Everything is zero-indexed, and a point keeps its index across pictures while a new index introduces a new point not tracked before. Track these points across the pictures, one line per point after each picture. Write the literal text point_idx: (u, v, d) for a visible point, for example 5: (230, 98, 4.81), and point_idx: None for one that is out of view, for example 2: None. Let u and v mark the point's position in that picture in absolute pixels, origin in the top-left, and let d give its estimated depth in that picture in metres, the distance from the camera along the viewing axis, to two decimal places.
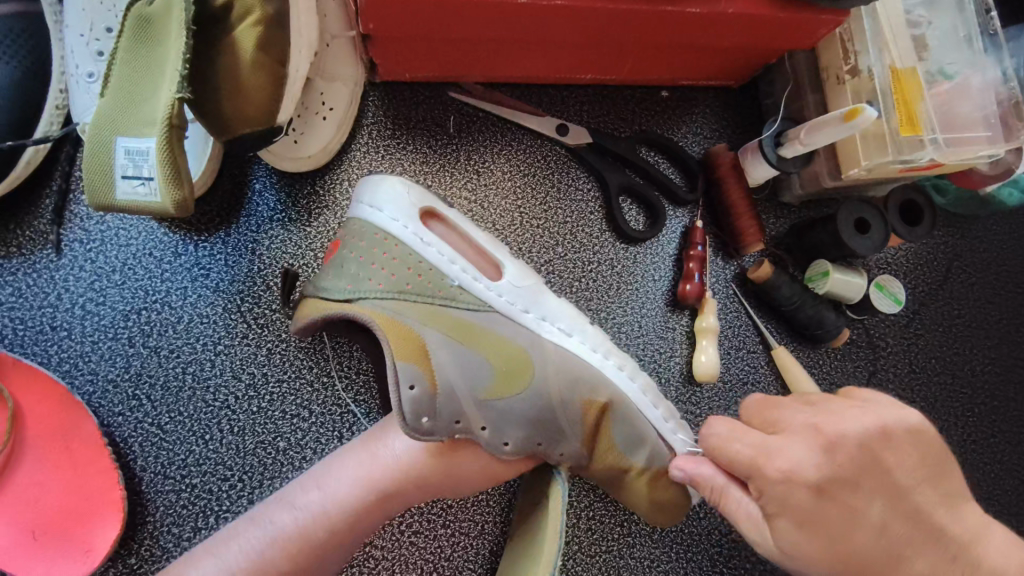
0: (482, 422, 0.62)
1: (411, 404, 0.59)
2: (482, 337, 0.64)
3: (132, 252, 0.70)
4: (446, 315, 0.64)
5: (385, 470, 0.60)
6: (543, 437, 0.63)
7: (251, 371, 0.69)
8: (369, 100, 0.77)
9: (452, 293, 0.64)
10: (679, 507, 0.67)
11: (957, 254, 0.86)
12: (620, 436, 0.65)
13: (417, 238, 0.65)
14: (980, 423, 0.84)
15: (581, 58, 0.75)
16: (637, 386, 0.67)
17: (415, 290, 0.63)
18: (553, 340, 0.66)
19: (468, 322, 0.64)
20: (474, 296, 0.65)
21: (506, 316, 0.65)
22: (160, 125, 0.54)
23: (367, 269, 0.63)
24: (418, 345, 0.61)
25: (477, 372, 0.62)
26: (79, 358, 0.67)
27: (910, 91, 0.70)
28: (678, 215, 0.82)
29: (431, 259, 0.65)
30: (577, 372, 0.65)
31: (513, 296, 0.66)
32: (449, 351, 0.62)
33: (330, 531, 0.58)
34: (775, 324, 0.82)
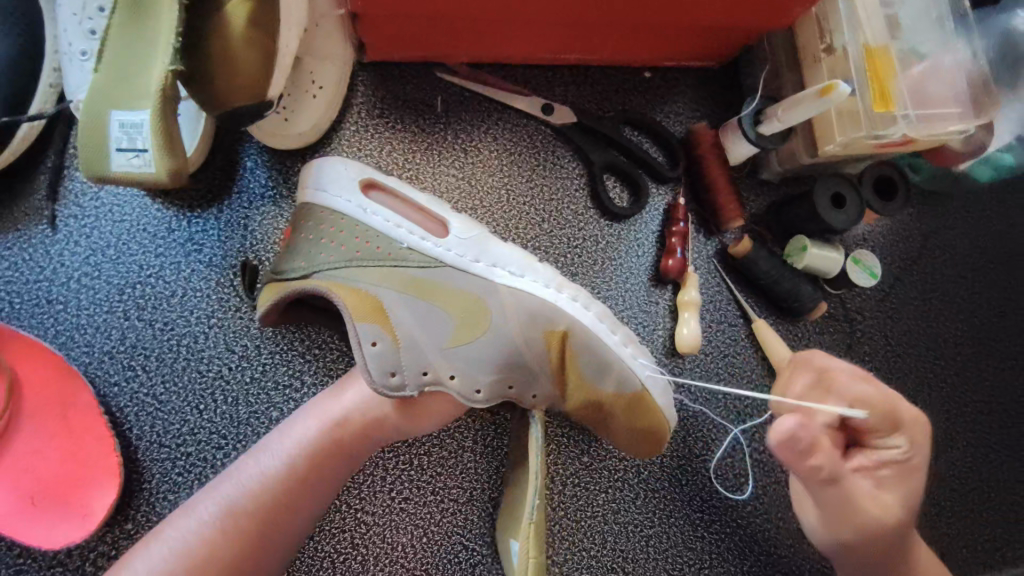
0: (450, 371, 0.65)
1: (375, 359, 0.62)
2: (440, 293, 0.65)
3: (126, 227, 0.71)
4: (400, 275, 0.65)
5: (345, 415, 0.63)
6: (516, 380, 0.66)
7: (244, 344, 0.71)
8: (358, 81, 0.79)
9: (401, 255, 0.66)
10: (659, 436, 0.70)
11: (932, 230, 0.89)
12: (587, 367, 0.67)
13: (361, 209, 0.67)
14: (953, 393, 0.87)
15: (565, 37, 0.77)
16: (592, 314, 0.68)
17: (363, 255, 0.65)
18: (505, 283, 0.66)
19: (421, 279, 0.65)
20: (423, 254, 0.66)
21: (457, 267, 0.66)
22: (153, 96, 0.56)
23: (318, 245, 0.65)
24: (376, 305, 0.63)
25: (438, 326, 0.65)
26: (75, 330, 0.69)
27: (883, 69, 0.72)
28: (661, 192, 0.84)
29: (378, 227, 0.67)
30: (534, 309, 0.66)
31: (462, 249, 0.67)
32: (407, 307, 0.64)
33: (299, 471, 0.60)
34: (755, 299, 0.84)
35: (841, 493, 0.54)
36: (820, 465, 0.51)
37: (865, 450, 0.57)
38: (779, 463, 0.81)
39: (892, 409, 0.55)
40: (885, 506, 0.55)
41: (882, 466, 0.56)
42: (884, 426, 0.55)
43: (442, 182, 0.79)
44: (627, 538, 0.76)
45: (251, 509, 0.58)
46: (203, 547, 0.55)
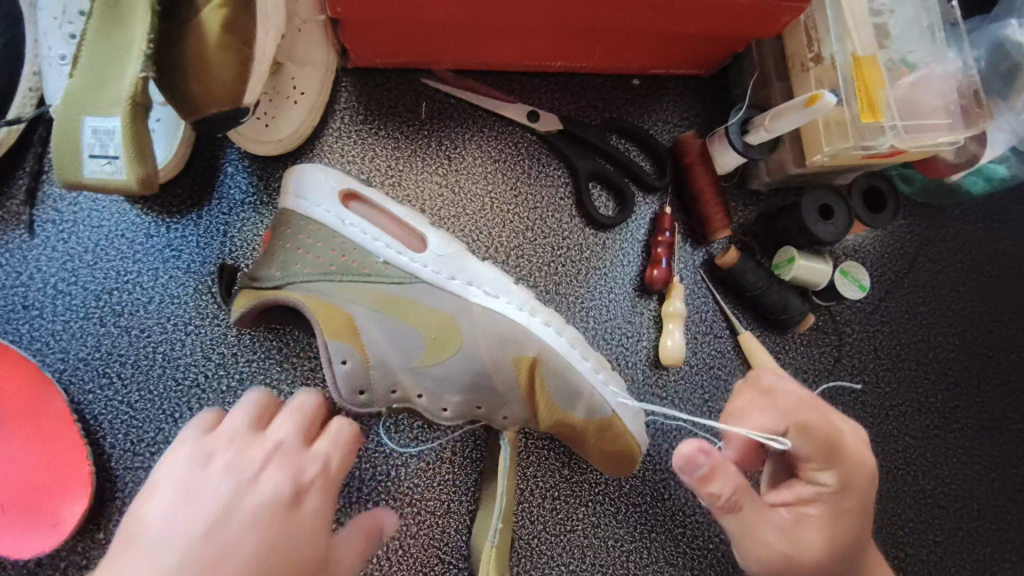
0: (419, 390, 0.65)
1: (344, 378, 0.63)
2: (413, 309, 0.65)
3: (104, 233, 0.71)
4: (373, 291, 0.64)
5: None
6: (482, 402, 0.66)
7: (221, 352, 0.70)
8: (342, 86, 0.78)
9: (377, 269, 0.65)
10: (629, 459, 0.69)
11: (924, 242, 0.88)
12: (557, 393, 0.66)
13: (339, 220, 0.66)
14: (943, 408, 0.85)
15: (551, 45, 0.76)
16: (564, 340, 0.67)
17: (337, 269, 0.64)
18: (480, 302, 0.66)
19: (396, 295, 0.65)
20: (399, 269, 0.66)
21: (432, 284, 0.66)
22: (124, 104, 0.55)
23: (294, 255, 0.64)
24: (347, 322, 0.63)
25: (409, 343, 0.64)
26: (51, 336, 0.68)
27: (871, 79, 0.71)
28: (647, 202, 0.83)
29: (354, 239, 0.66)
30: (505, 332, 0.65)
31: (437, 266, 0.67)
32: (378, 325, 0.64)
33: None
34: (742, 310, 0.83)
35: (752, 520, 0.55)
36: (719, 491, 0.53)
37: (795, 485, 0.58)
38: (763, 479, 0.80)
39: (829, 443, 0.56)
40: (802, 542, 0.56)
41: (806, 503, 0.57)
42: (817, 458, 0.57)
43: (425, 191, 0.79)
44: (606, 553, 0.75)
45: None
46: None
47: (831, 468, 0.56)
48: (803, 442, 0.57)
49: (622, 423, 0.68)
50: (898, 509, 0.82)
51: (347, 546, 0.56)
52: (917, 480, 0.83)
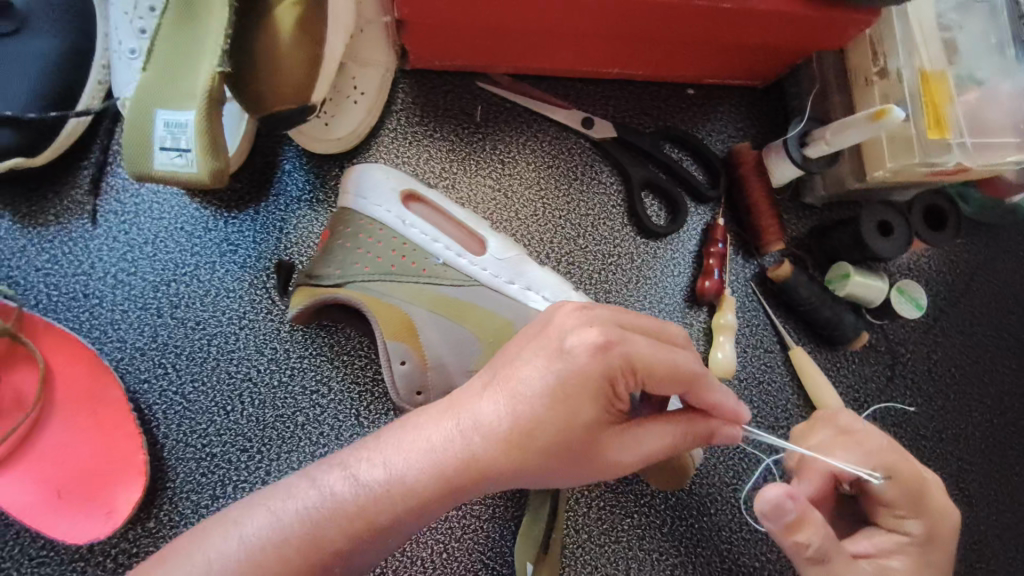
0: None
1: (403, 379, 0.63)
2: (471, 313, 0.65)
3: (164, 225, 0.72)
4: (431, 293, 0.65)
5: (382, 488, 0.47)
6: None
7: (274, 347, 0.70)
8: (399, 87, 0.78)
9: (436, 271, 0.66)
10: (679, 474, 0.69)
11: (981, 262, 0.86)
12: None
13: (399, 220, 0.67)
14: (998, 434, 0.83)
15: (610, 51, 0.76)
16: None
17: (398, 270, 0.65)
18: (537, 308, 0.66)
19: (453, 298, 0.65)
20: (458, 272, 0.66)
21: (490, 288, 0.66)
22: (200, 98, 0.56)
23: (353, 254, 0.65)
24: (406, 323, 0.63)
25: (465, 348, 0.65)
26: (109, 325, 0.69)
27: (938, 94, 0.69)
28: (699, 212, 0.82)
29: (415, 240, 0.66)
30: None
31: (497, 269, 0.67)
32: (436, 326, 0.64)
33: (310, 563, 0.45)
34: (793, 325, 0.82)
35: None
36: (806, 542, 0.49)
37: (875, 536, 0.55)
38: None
39: (916, 488, 0.54)
40: None
41: (889, 555, 0.54)
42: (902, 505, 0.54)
43: (478, 194, 0.79)
44: (651, 565, 0.74)
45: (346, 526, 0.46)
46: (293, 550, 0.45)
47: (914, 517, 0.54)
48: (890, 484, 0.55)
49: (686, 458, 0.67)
50: None
51: (655, 444, 0.51)
52: (971, 506, 0.81)
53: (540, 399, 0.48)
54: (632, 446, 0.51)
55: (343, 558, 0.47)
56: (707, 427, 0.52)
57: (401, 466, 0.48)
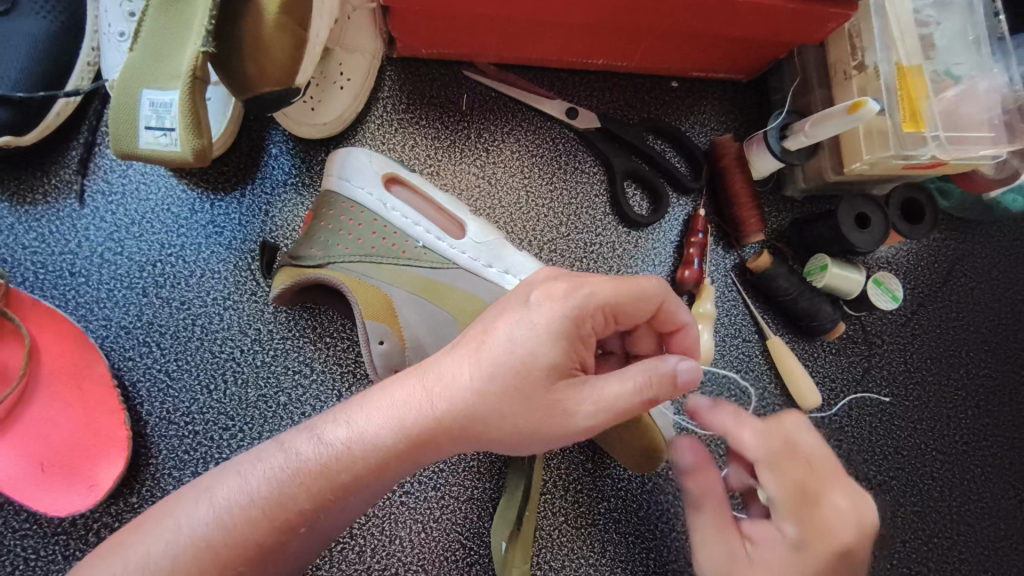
0: None
1: (381, 358, 0.64)
2: (448, 293, 0.66)
3: (151, 206, 0.73)
4: (411, 274, 0.66)
5: (341, 447, 0.50)
6: None
7: (257, 328, 0.72)
8: (386, 75, 0.79)
9: (416, 253, 0.67)
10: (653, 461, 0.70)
11: (959, 257, 0.87)
12: None
13: (381, 203, 0.68)
14: (972, 426, 0.85)
15: (593, 42, 0.77)
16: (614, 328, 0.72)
17: (378, 253, 0.66)
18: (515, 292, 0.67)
19: (432, 280, 0.67)
20: (437, 255, 0.67)
21: (468, 270, 0.67)
22: (185, 78, 0.57)
23: (335, 236, 0.66)
24: (386, 305, 0.64)
25: (442, 327, 0.66)
26: (95, 303, 0.70)
27: (914, 88, 0.71)
28: (681, 203, 0.83)
29: (396, 223, 0.68)
30: None
31: (476, 253, 0.68)
32: (416, 308, 0.65)
33: (271, 519, 0.47)
34: (771, 315, 0.83)
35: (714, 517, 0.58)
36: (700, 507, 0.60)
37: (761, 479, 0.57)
38: None
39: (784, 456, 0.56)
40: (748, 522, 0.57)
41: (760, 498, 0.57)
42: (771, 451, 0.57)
43: (463, 181, 0.80)
44: (626, 549, 0.75)
45: (312, 487, 0.48)
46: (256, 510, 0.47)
47: (800, 525, 0.54)
48: (776, 483, 0.55)
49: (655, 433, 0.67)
50: (922, 524, 0.82)
51: (618, 394, 0.50)
52: (944, 496, 0.83)
53: (501, 361, 0.50)
54: (592, 396, 0.50)
55: (309, 519, 0.49)
56: (670, 368, 0.51)
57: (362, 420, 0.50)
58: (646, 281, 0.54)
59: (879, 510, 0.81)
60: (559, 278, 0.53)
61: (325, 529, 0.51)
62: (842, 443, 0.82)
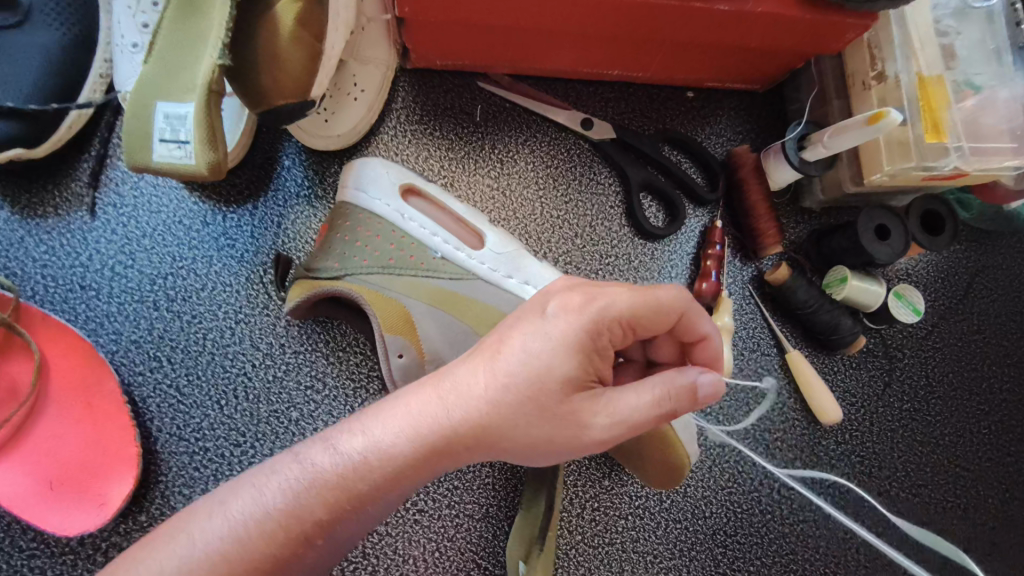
0: None
1: (401, 371, 0.63)
2: (469, 307, 0.65)
3: (162, 219, 0.72)
4: (429, 287, 0.65)
5: (361, 460, 0.48)
6: None
7: (269, 342, 0.70)
8: (400, 85, 0.79)
9: (435, 264, 0.66)
10: (670, 479, 0.68)
11: (979, 269, 0.86)
12: None
13: (398, 214, 0.67)
14: (995, 441, 0.83)
15: (609, 53, 0.76)
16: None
17: (396, 264, 0.65)
18: None
19: (451, 292, 0.65)
20: (456, 265, 0.66)
21: (487, 281, 0.66)
22: (199, 91, 0.56)
23: (352, 248, 0.65)
24: (404, 316, 0.63)
25: (463, 341, 0.65)
26: (104, 318, 0.69)
27: (936, 98, 0.70)
28: (697, 215, 0.82)
29: (414, 234, 0.67)
30: None
31: (495, 263, 0.67)
32: (435, 322, 0.65)
33: (289, 540, 0.46)
34: (790, 328, 0.82)
35: None
36: None
37: None
38: (807, 503, 0.78)
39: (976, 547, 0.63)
40: None
41: None
42: None
43: (477, 192, 0.79)
44: (644, 568, 0.74)
45: (331, 507, 0.47)
46: (273, 531, 0.46)
47: None
48: None
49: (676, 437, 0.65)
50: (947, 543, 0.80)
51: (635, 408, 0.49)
52: (967, 514, 0.81)
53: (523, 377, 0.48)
54: (608, 408, 0.49)
55: (327, 532, 0.47)
56: (689, 382, 0.49)
57: (381, 438, 0.48)
58: (667, 293, 0.51)
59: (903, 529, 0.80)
60: (576, 288, 0.52)
61: (341, 542, 0.49)
62: (864, 460, 0.81)
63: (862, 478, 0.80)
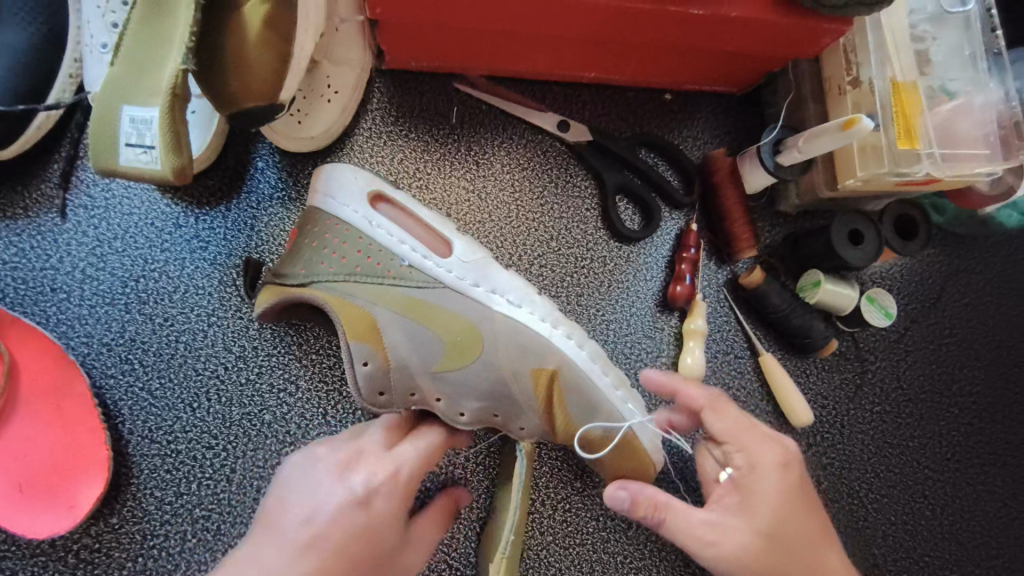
0: (437, 394, 0.65)
1: (365, 379, 0.64)
2: (435, 315, 0.65)
3: (134, 220, 0.71)
4: (396, 294, 0.65)
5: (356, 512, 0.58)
6: (500, 409, 0.66)
7: (242, 344, 0.70)
8: (375, 86, 0.78)
9: (402, 272, 0.66)
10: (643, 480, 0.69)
11: (953, 273, 0.86)
12: (576, 404, 0.67)
13: (365, 221, 0.67)
14: (965, 443, 0.84)
15: (586, 55, 0.76)
16: (586, 354, 0.68)
17: (363, 271, 0.65)
18: (502, 311, 0.66)
19: (418, 300, 0.65)
20: (424, 273, 0.66)
21: (454, 289, 0.66)
22: (164, 95, 0.56)
23: (320, 253, 0.65)
24: (370, 324, 0.63)
25: (429, 349, 0.64)
26: (76, 320, 0.69)
27: (910, 104, 0.70)
28: (673, 218, 0.83)
29: (381, 240, 0.66)
30: (526, 344, 0.66)
31: (462, 271, 0.67)
32: (401, 328, 0.64)
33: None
34: (763, 331, 0.82)
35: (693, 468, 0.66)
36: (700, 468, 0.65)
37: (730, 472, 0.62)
38: None
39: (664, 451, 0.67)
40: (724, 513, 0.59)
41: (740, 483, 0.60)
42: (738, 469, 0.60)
43: (453, 195, 0.79)
44: (614, 568, 0.75)
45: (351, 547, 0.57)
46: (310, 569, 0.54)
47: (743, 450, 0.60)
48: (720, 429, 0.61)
49: (639, 442, 0.67)
50: (914, 542, 0.81)
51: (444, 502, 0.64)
52: (935, 515, 0.82)
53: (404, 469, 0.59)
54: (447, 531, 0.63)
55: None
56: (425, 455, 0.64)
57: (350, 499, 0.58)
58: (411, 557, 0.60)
59: (872, 530, 0.81)
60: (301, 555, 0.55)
61: None
62: (834, 461, 0.81)
63: (832, 480, 0.81)
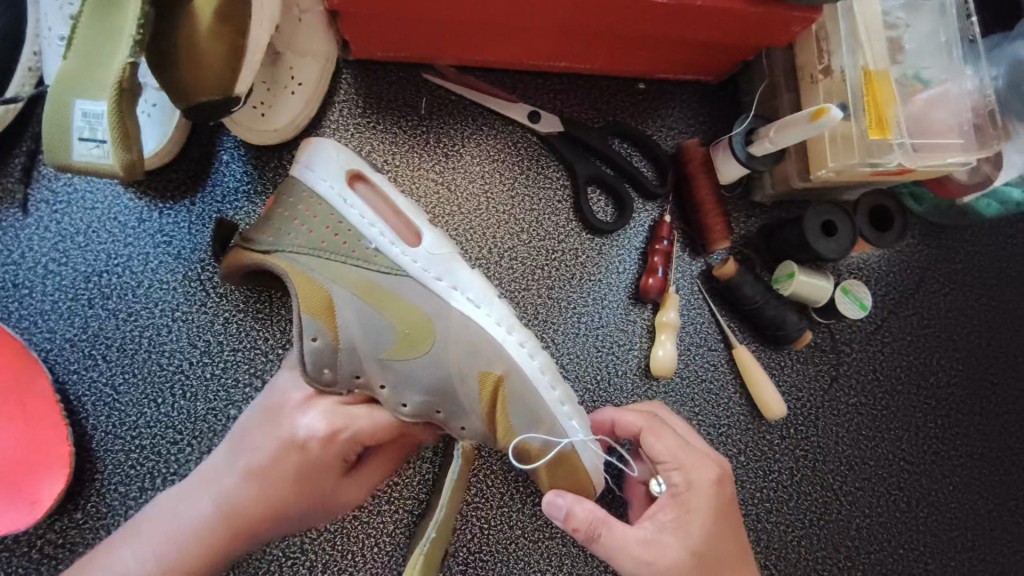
0: (381, 381, 0.64)
1: (312, 355, 0.62)
2: (390, 302, 0.64)
3: (97, 215, 0.71)
4: (355, 275, 0.64)
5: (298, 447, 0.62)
6: (443, 405, 0.64)
7: (206, 339, 0.70)
8: (342, 77, 0.77)
9: (367, 255, 0.65)
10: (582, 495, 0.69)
11: (931, 263, 0.85)
12: (517, 415, 0.65)
13: (339, 198, 0.65)
14: (942, 434, 0.83)
15: (555, 44, 0.75)
16: (535, 365, 0.67)
17: (328, 248, 0.64)
18: (460, 308, 0.66)
19: (376, 285, 0.64)
20: (387, 259, 0.65)
21: (416, 280, 0.65)
22: (112, 89, 0.55)
23: (289, 225, 0.64)
24: (325, 301, 0.63)
25: (380, 333, 0.63)
26: (39, 316, 0.69)
27: (881, 92, 0.68)
28: (647, 209, 0.82)
29: (351, 220, 0.65)
30: (480, 345, 0.65)
31: (428, 263, 0.66)
32: (356, 311, 0.63)
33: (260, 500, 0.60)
34: (738, 323, 0.81)
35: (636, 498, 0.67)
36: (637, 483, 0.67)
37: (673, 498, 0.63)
38: (751, 496, 0.79)
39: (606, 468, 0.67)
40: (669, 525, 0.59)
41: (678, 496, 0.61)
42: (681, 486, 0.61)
43: (421, 187, 0.78)
44: (584, 562, 0.74)
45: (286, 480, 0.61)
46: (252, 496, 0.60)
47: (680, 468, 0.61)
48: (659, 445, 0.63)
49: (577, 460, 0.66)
50: (889, 535, 0.81)
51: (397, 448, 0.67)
52: (911, 507, 0.82)
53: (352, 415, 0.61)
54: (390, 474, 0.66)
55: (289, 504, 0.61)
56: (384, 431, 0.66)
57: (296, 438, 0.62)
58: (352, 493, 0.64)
59: (845, 523, 0.80)
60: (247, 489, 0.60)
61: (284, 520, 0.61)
62: (809, 453, 0.81)
63: (806, 473, 0.81)
